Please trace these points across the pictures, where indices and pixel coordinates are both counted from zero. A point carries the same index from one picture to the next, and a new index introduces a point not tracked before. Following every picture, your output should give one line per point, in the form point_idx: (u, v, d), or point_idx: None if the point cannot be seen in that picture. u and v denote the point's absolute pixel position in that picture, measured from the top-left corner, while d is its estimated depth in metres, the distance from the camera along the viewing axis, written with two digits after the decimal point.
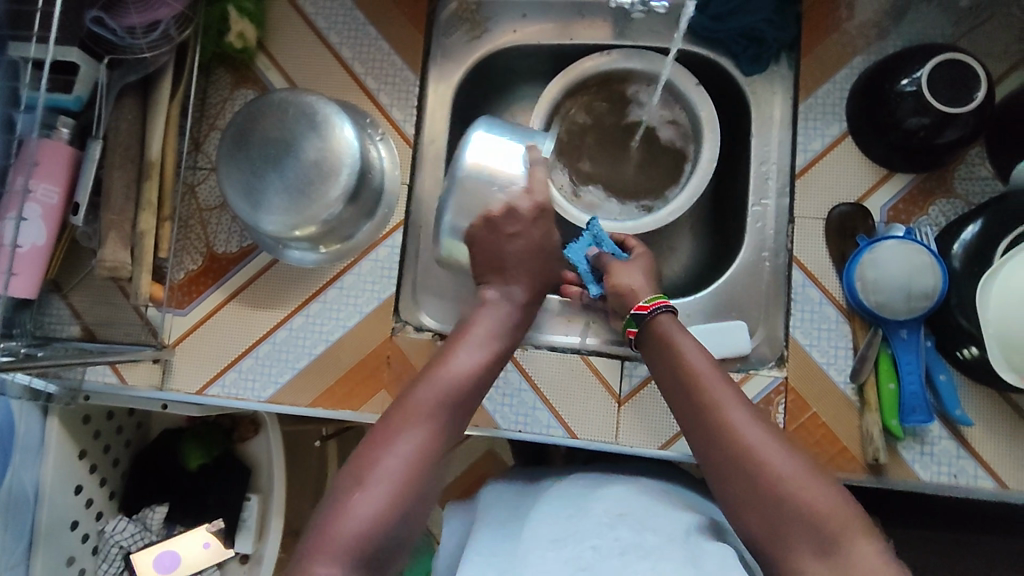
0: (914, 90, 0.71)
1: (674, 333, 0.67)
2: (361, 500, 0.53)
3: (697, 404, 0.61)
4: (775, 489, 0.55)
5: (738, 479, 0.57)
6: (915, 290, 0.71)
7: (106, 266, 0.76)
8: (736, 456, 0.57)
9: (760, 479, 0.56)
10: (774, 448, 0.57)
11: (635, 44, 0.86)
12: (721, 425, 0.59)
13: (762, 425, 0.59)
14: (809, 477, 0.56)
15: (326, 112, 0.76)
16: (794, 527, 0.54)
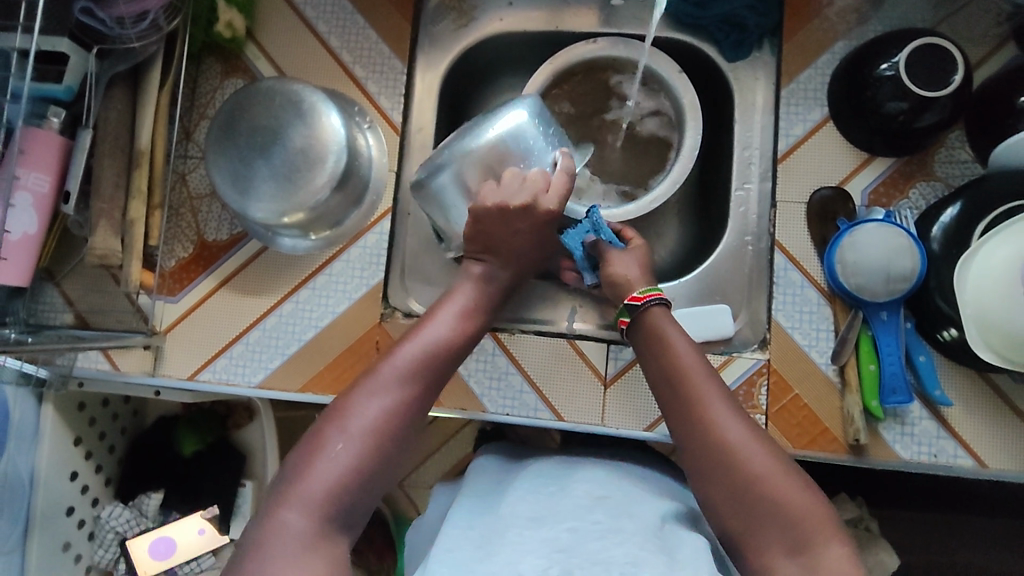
0: (892, 75, 0.72)
1: (664, 324, 0.68)
2: (324, 476, 0.55)
3: (677, 394, 0.62)
4: (745, 481, 0.56)
5: (710, 467, 0.58)
6: (894, 272, 0.72)
7: (96, 254, 0.77)
8: (710, 445, 0.58)
9: (730, 470, 0.57)
10: (749, 440, 0.58)
11: (620, 32, 0.86)
12: (699, 414, 0.60)
13: (741, 418, 0.60)
14: (780, 471, 0.57)
15: (313, 100, 0.77)
16: (759, 520, 0.55)
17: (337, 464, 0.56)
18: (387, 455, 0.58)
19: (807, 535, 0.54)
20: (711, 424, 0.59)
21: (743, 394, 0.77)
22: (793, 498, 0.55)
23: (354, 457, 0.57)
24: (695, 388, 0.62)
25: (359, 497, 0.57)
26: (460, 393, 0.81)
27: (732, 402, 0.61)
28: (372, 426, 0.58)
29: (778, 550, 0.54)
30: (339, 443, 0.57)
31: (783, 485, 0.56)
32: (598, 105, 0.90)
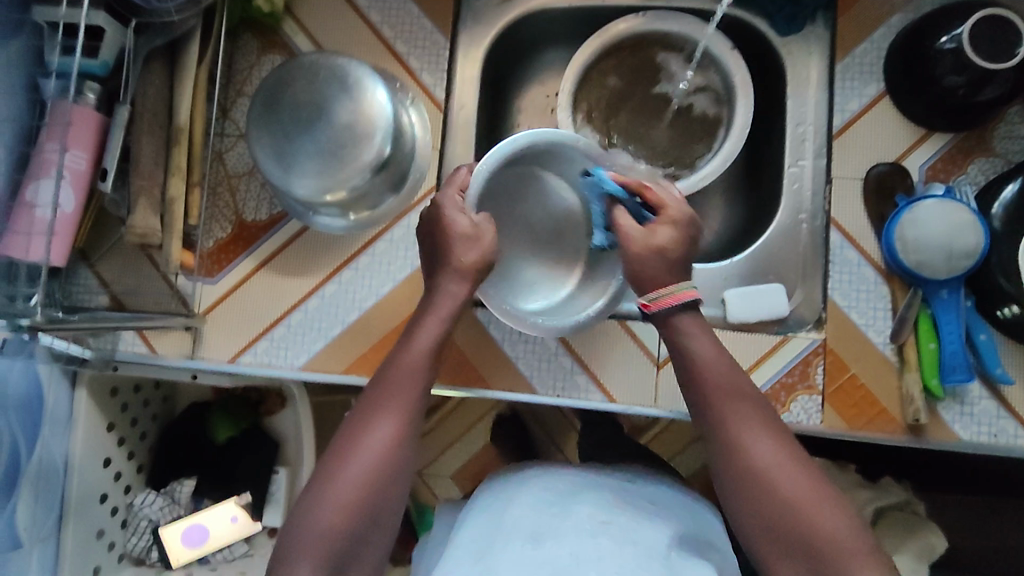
0: (954, 47, 0.70)
1: (681, 332, 0.66)
2: (340, 491, 0.60)
3: (695, 407, 0.63)
4: (762, 495, 0.56)
5: (727, 481, 0.59)
6: (955, 250, 0.70)
7: (136, 232, 0.75)
8: (728, 457, 0.59)
9: (745, 483, 0.57)
10: (769, 452, 0.58)
11: (669, 5, 0.84)
12: (718, 427, 0.61)
13: (766, 432, 0.60)
14: (799, 483, 0.56)
15: (358, 74, 0.75)
16: (778, 535, 0.55)
17: (351, 480, 0.60)
18: (396, 469, 0.62)
19: (832, 552, 0.53)
20: (729, 436, 0.60)
21: (799, 374, 0.75)
22: (812, 514, 0.55)
23: (365, 471, 0.61)
24: (715, 400, 0.62)
25: (374, 509, 0.60)
26: (509, 374, 0.80)
27: (757, 413, 0.61)
28: (382, 441, 0.62)
29: (789, 563, 0.55)
30: (352, 458, 0.61)
31: (801, 498, 0.55)
32: (643, 85, 0.88)
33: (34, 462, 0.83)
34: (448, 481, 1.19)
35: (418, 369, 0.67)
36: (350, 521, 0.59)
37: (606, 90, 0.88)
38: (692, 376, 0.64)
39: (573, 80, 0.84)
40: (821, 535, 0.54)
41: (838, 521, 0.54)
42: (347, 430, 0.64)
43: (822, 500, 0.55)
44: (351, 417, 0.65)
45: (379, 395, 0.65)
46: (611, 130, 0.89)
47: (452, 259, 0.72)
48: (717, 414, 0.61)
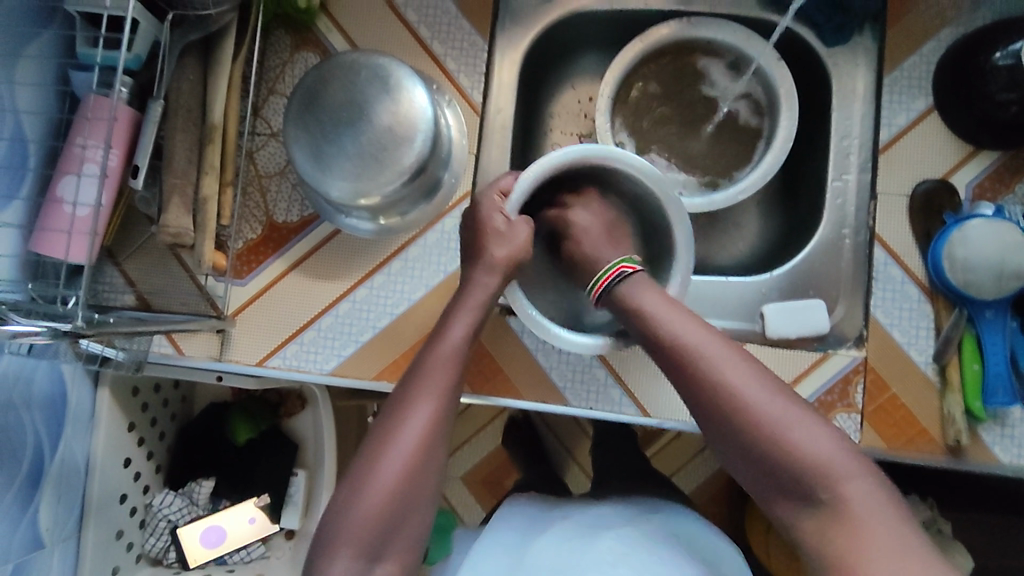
0: (1009, 63, 0.68)
1: (635, 289, 0.67)
2: (379, 477, 0.59)
3: (665, 353, 0.62)
4: (752, 432, 0.55)
5: (713, 423, 0.58)
6: (1006, 271, 0.69)
7: (169, 232, 0.74)
8: (708, 399, 0.58)
9: (734, 423, 0.56)
10: (750, 385, 0.57)
11: (712, 11, 0.82)
12: (690, 369, 0.59)
13: (744, 366, 0.58)
14: (788, 413, 0.56)
15: (397, 75, 0.73)
16: (773, 467, 0.55)
17: (388, 464, 0.59)
18: (434, 452, 0.62)
19: (827, 475, 0.53)
20: (704, 377, 0.58)
21: (838, 392, 0.74)
22: (805, 442, 0.54)
23: (404, 447, 0.60)
24: (684, 343, 0.60)
25: (414, 497, 0.60)
26: (543, 385, 0.79)
27: (735, 351, 0.59)
28: (418, 419, 0.62)
29: (786, 494, 0.55)
30: (386, 441, 0.61)
31: (789, 427, 0.55)
32: (683, 91, 0.87)
33: (57, 463, 0.81)
34: (458, 483, 1.19)
35: (455, 357, 0.67)
36: (390, 504, 0.58)
37: (647, 96, 0.87)
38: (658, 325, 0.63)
39: (612, 85, 0.82)
40: (811, 460, 0.53)
41: (832, 447, 0.54)
42: (382, 420, 0.63)
43: (816, 433, 0.55)
44: (387, 407, 0.64)
45: (412, 383, 0.65)
46: (648, 136, 0.88)
47: (486, 256, 0.73)
48: (689, 358, 0.59)
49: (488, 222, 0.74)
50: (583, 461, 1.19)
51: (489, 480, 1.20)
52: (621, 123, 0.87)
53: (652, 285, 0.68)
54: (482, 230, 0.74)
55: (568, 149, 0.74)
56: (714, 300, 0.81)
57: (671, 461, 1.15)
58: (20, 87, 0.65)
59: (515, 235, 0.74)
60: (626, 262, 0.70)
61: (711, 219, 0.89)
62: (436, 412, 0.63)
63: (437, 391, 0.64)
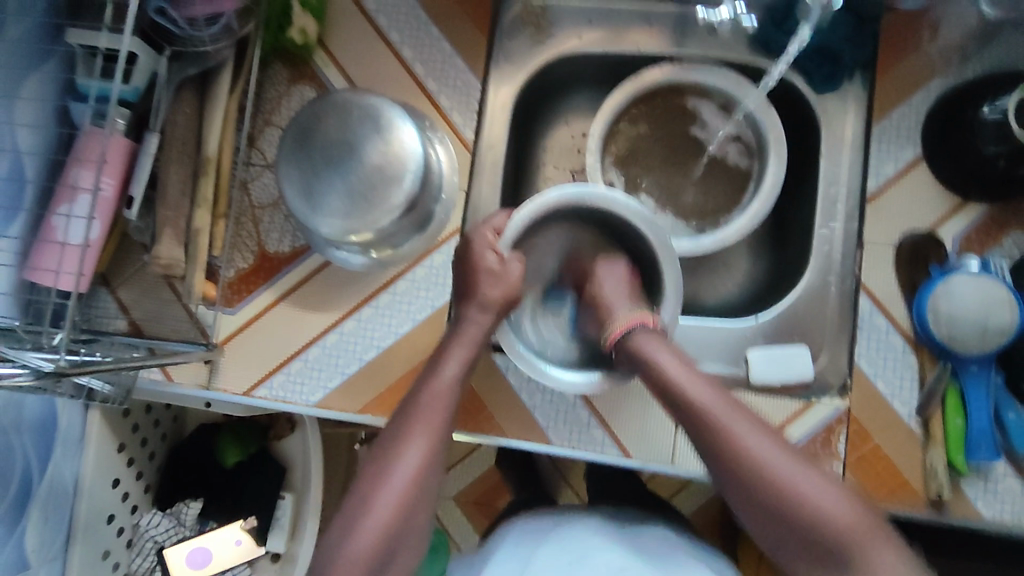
0: (997, 118, 0.70)
1: (645, 345, 0.67)
2: (374, 506, 0.58)
3: (684, 419, 0.62)
4: (777, 501, 0.56)
5: (737, 492, 0.58)
6: (991, 327, 0.69)
7: (160, 263, 0.75)
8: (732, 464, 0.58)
9: (759, 491, 0.57)
10: (767, 453, 0.58)
11: (702, 55, 0.84)
12: (716, 439, 0.59)
13: (764, 433, 0.59)
14: (809, 479, 0.57)
15: (388, 114, 0.75)
16: (798, 535, 0.56)
17: (385, 493, 0.58)
18: (425, 485, 0.60)
19: (845, 537, 0.54)
20: (727, 445, 0.59)
21: (821, 441, 0.73)
22: (822, 505, 0.55)
23: (400, 481, 0.59)
24: (706, 411, 0.61)
25: (405, 530, 0.58)
26: (525, 424, 0.79)
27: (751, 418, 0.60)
28: (412, 455, 0.61)
29: (808, 559, 0.56)
30: (383, 475, 0.59)
31: (807, 491, 0.56)
32: (674, 131, 0.88)
33: (46, 484, 0.82)
34: (449, 506, 1.19)
35: (449, 394, 0.66)
36: (384, 534, 0.57)
37: (639, 137, 0.88)
38: (675, 386, 0.63)
39: (602, 125, 0.83)
40: (828, 523, 0.55)
41: (851, 511, 0.56)
42: (377, 453, 0.62)
43: (831, 494, 0.56)
44: (380, 441, 0.63)
45: (406, 416, 0.64)
46: (639, 177, 0.89)
47: (474, 292, 0.73)
48: (716, 430, 0.60)
49: (480, 259, 0.74)
50: (579, 485, 1.19)
51: (482, 499, 1.20)
52: (611, 161, 0.88)
53: (659, 336, 0.69)
54: (472, 267, 0.74)
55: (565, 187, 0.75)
56: (698, 344, 0.81)
57: (667, 486, 1.15)
58: (20, 127, 0.67)
59: (509, 273, 0.74)
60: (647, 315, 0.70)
61: (700, 260, 0.90)
62: (431, 445, 0.62)
63: (428, 423, 0.63)
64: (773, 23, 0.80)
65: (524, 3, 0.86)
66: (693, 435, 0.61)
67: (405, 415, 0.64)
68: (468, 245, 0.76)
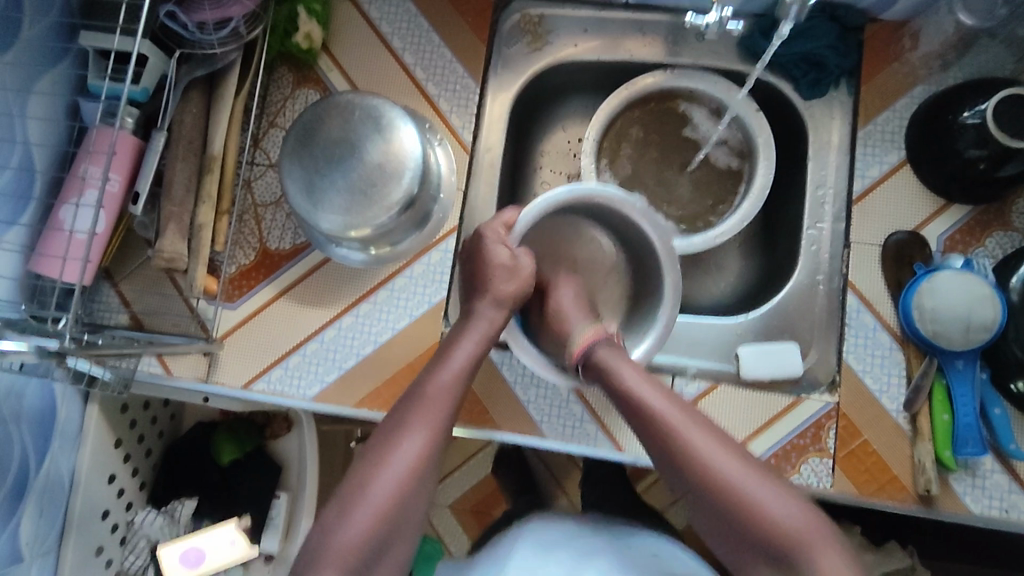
0: (976, 122, 0.71)
1: (609, 357, 0.69)
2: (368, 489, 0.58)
3: (635, 422, 0.63)
4: (722, 501, 0.57)
5: (689, 494, 0.59)
6: (974, 323, 0.71)
7: (163, 257, 0.76)
8: (682, 467, 0.59)
9: (711, 498, 0.57)
10: (718, 456, 0.58)
11: (692, 62, 0.87)
12: (670, 445, 0.60)
13: (716, 440, 0.60)
14: (762, 485, 0.57)
15: (390, 115, 0.77)
16: (750, 541, 0.56)
17: (381, 473, 0.59)
18: (423, 474, 0.60)
19: (799, 542, 0.54)
20: (681, 451, 0.59)
21: (811, 436, 0.75)
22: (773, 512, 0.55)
23: (396, 467, 0.59)
24: (653, 415, 0.62)
25: (401, 515, 0.58)
26: (519, 417, 0.80)
27: (703, 425, 0.61)
28: (408, 444, 0.60)
29: (763, 566, 0.56)
30: (379, 463, 0.59)
31: (761, 498, 0.56)
32: (667, 136, 0.91)
33: (43, 477, 0.82)
34: (446, 514, 1.18)
35: (446, 381, 0.66)
36: (375, 513, 0.57)
37: (632, 141, 0.91)
38: (631, 394, 0.64)
39: (598, 128, 0.86)
40: (783, 532, 0.54)
41: (803, 518, 0.55)
42: (377, 440, 0.62)
43: (785, 500, 0.56)
44: (380, 429, 0.63)
45: (405, 406, 0.64)
46: (633, 180, 0.92)
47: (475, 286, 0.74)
48: (668, 435, 0.60)
49: (493, 255, 0.75)
50: (573, 492, 1.16)
51: (478, 508, 1.18)
52: (606, 165, 0.91)
53: (623, 352, 0.70)
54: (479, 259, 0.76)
55: (555, 192, 0.77)
56: (692, 341, 0.83)
57: (661, 497, 1.13)
58: (31, 121, 0.70)
59: (521, 269, 0.76)
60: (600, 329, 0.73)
61: (693, 262, 0.92)
62: (432, 436, 0.62)
63: (432, 413, 0.63)
64: (761, 32, 0.83)
65: (523, 12, 0.89)
66: (647, 442, 0.62)
67: (403, 403, 0.64)
68: (480, 240, 0.77)
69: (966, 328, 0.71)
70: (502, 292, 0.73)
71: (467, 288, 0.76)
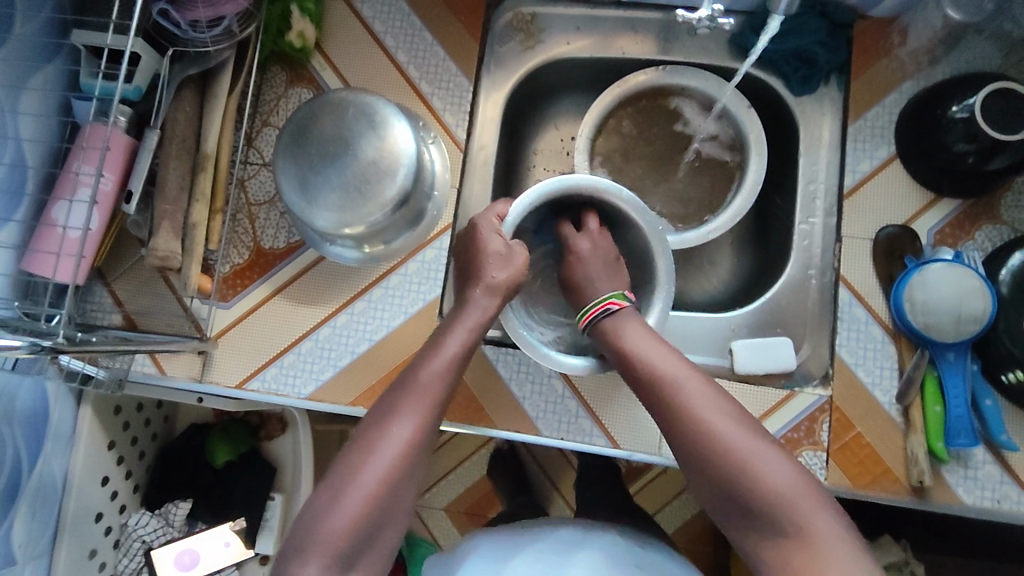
0: (965, 116, 0.71)
1: (625, 325, 0.69)
2: (364, 485, 0.57)
3: (641, 384, 0.64)
4: (715, 457, 0.56)
5: (684, 451, 0.59)
6: (964, 314, 0.71)
7: (157, 255, 0.76)
8: (680, 426, 0.59)
9: (701, 454, 0.57)
10: (717, 417, 0.58)
11: (683, 59, 0.88)
12: (666, 401, 0.60)
13: (718, 402, 0.60)
14: (756, 446, 0.57)
15: (383, 112, 0.77)
16: (741, 498, 0.55)
17: (376, 464, 0.58)
18: (414, 463, 0.60)
19: (791, 505, 0.53)
20: (677, 411, 0.59)
21: (804, 429, 0.75)
22: (767, 473, 0.55)
23: (386, 456, 0.59)
24: (659, 376, 0.62)
25: (391, 505, 0.58)
26: (514, 414, 0.80)
27: (710, 389, 0.61)
28: (398, 433, 0.60)
29: (747, 524, 0.55)
30: (370, 454, 0.59)
31: (755, 458, 0.56)
32: (659, 133, 0.92)
33: (36, 478, 0.81)
34: (441, 515, 1.18)
35: (443, 373, 0.65)
36: (373, 503, 0.57)
37: (625, 140, 0.91)
38: (639, 358, 0.64)
39: (590, 126, 0.87)
40: (775, 494, 0.54)
41: (800, 483, 0.55)
42: (365, 427, 0.62)
43: (780, 464, 0.56)
44: (369, 418, 0.63)
45: (398, 395, 0.63)
46: (626, 178, 0.92)
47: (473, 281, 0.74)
48: (670, 395, 0.60)
49: (488, 243, 0.75)
50: (568, 492, 1.16)
51: (473, 509, 1.18)
52: (599, 162, 0.91)
53: (635, 318, 0.70)
54: (475, 253, 0.76)
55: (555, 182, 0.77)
56: (687, 337, 0.83)
57: (655, 498, 1.13)
58: (23, 116, 0.69)
59: (514, 257, 0.75)
60: (615, 298, 0.72)
61: (686, 259, 0.92)
62: (422, 425, 0.61)
63: (424, 400, 0.63)
64: (751, 29, 0.84)
65: (516, 11, 0.90)
66: (651, 403, 0.62)
67: (394, 394, 0.64)
68: (473, 231, 0.77)
69: (957, 322, 0.71)
70: (498, 287, 0.73)
71: (462, 283, 0.76)
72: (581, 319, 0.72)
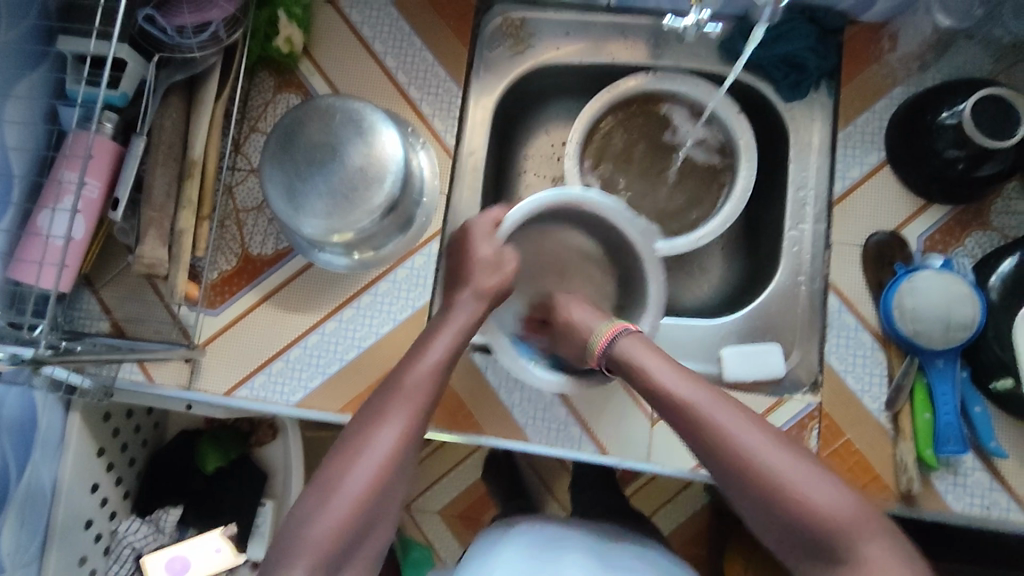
0: (955, 122, 0.72)
1: (636, 349, 0.67)
2: (348, 496, 0.57)
3: (670, 413, 0.61)
4: (764, 488, 0.55)
5: (732, 484, 0.57)
6: (953, 321, 0.71)
7: (144, 262, 0.75)
8: (723, 458, 0.57)
9: (750, 486, 0.56)
10: (760, 446, 0.57)
11: (673, 64, 0.88)
12: (703, 432, 0.58)
13: (757, 429, 0.58)
14: (806, 473, 0.55)
15: (371, 119, 0.77)
16: (800, 529, 0.54)
17: (361, 476, 0.58)
18: (399, 472, 0.59)
19: (848, 532, 0.53)
20: (717, 441, 0.58)
21: (794, 437, 0.75)
22: (822, 501, 0.54)
23: (371, 465, 0.58)
24: (691, 406, 0.60)
25: (375, 514, 0.58)
26: (503, 421, 0.80)
27: (747, 416, 0.59)
28: (384, 441, 0.59)
29: (807, 554, 0.54)
30: (353, 465, 0.58)
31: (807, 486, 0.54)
32: (649, 139, 0.91)
33: (23, 486, 0.81)
34: (434, 519, 1.18)
35: (429, 382, 0.65)
36: (358, 515, 0.56)
37: (615, 145, 0.91)
38: (662, 387, 0.62)
39: (581, 131, 0.86)
40: (837, 524, 0.53)
41: (853, 507, 0.54)
42: (351, 433, 0.61)
43: (831, 488, 0.55)
44: (355, 423, 0.62)
45: (384, 405, 0.63)
46: (615, 183, 0.92)
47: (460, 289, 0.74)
48: (705, 425, 0.58)
49: (481, 248, 0.76)
50: (561, 497, 1.16)
51: (466, 513, 1.18)
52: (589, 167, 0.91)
53: (647, 342, 0.68)
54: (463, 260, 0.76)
55: (543, 194, 0.78)
56: (677, 344, 0.83)
57: (648, 502, 1.13)
58: (8, 124, 0.69)
59: (504, 264, 0.76)
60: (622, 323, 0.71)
61: (677, 265, 0.92)
62: (408, 435, 0.61)
63: (409, 406, 0.62)
64: (741, 35, 0.84)
65: (505, 16, 0.90)
66: (684, 433, 0.60)
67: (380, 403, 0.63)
68: (469, 235, 0.77)
69: (945, 331, 0.71)
70: (486, 293, 0.73)
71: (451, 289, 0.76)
72: (591, 350, 0.71)
